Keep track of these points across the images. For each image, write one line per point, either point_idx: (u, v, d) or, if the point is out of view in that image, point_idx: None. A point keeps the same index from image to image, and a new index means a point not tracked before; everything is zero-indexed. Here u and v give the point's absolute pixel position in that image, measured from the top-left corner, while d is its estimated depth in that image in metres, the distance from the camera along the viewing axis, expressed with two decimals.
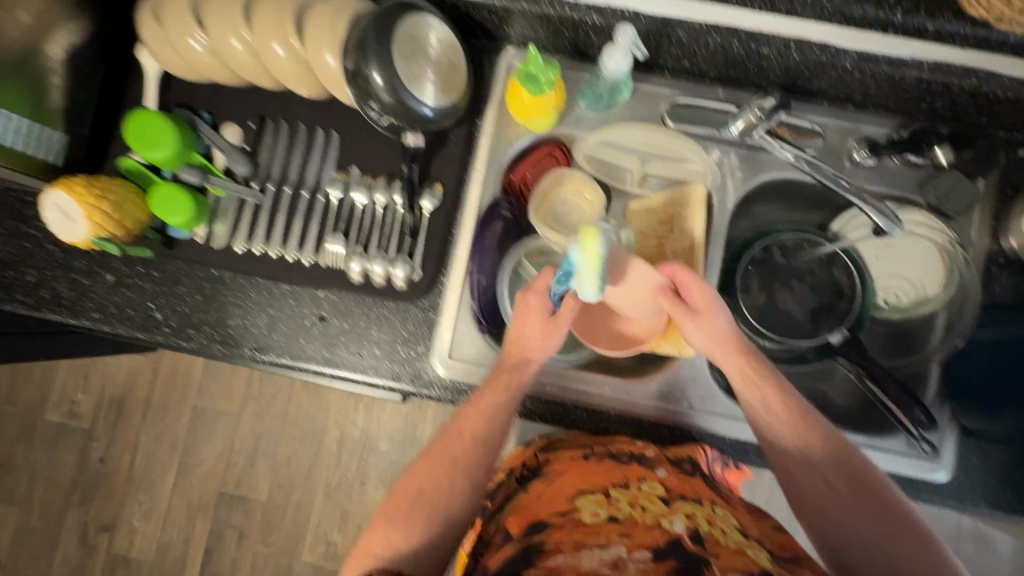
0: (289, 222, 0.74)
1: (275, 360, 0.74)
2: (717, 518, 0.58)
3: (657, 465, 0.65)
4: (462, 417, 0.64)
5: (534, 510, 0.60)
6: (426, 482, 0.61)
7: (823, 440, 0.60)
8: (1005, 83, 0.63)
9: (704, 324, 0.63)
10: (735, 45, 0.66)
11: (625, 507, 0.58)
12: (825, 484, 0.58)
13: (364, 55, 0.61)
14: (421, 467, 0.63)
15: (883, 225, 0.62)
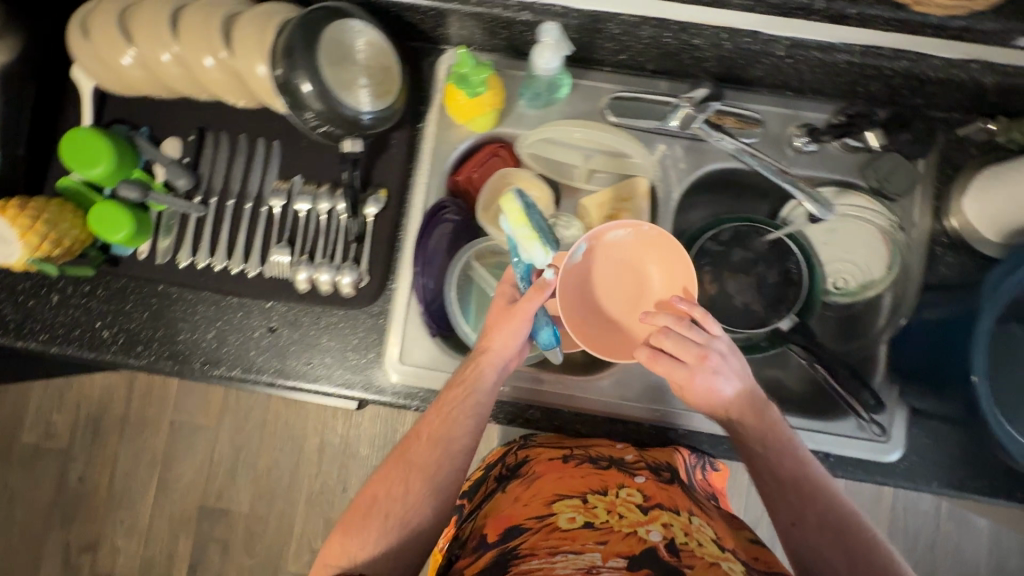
0: (234, 234, 0.74)
1: (227, 374, 0.74)
2: (693, 529, 0.59)
3: (637, 472, 0.67)
4: (430, 420, 0.63)
5: (513, 513, 0.61)
6: (389, 484, 0.60)
7: (791, 444, 0.60)
8: (935, 64, 0.63)
9: (715, 389, 0.60)
10: (667, 37, 0.66)
11: (601, 514, 0.60)
12: (792, 489, 0.58)
13: (291, 61, 0.60)
14: (387, 471, 0.62)
15: (818, 212, 0.64)
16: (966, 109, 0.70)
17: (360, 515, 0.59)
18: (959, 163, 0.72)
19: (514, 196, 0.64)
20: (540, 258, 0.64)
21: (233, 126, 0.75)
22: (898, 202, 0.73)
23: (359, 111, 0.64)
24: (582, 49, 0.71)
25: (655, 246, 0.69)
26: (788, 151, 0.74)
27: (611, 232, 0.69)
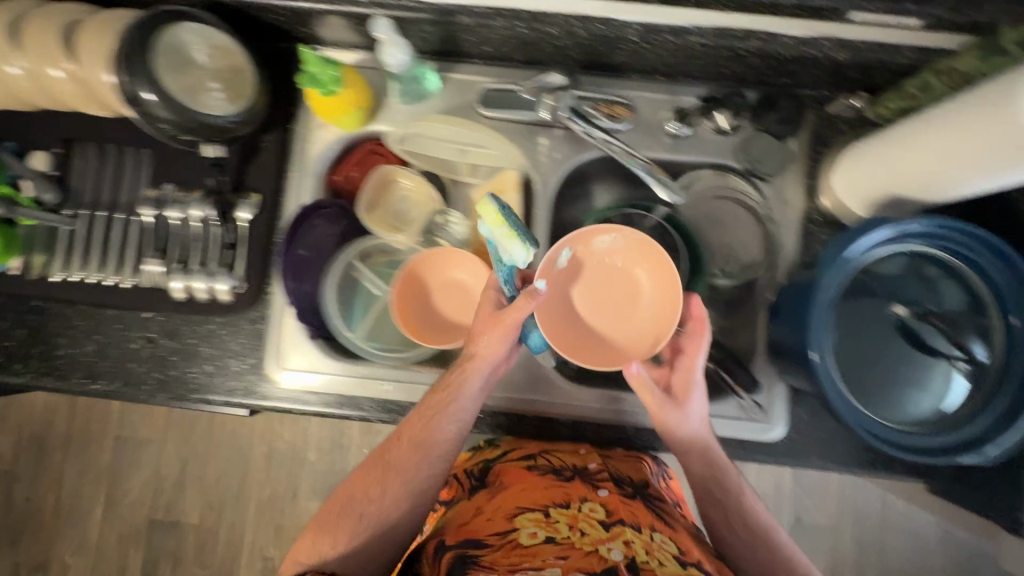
0: (107, 245, 0.73)
1: (107, 388, 0.73)
2: (654, 547, 0.57)
3: (600, 485, 0.66)
4: (406, 427, 0.64)
5: (474, 526, 0.61)
6: (364, 485, 0.64)
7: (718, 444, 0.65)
8: (786, 42, 0.63)
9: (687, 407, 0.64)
10: (520, 26, 0.65)
11: (563, 530, 0.59)
12: (716, 484, 0.63)
13: (128, 68, 0.59)
14: (365, 471, 0.65)
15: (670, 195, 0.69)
16: (832, 85, 0.70)
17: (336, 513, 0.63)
18: (830, 140, 0.72)
19: (491, 199, 0.61)
20: (521, 257, 0.61)
21: (101, 136, 0.73)
22: (771, 181, 0.73)
23: (223, 115, 0.64)
24: (445, 42, 0.71)
25: (647, 255, 0.68)
26: (664, 136, 0.74)
27: (598, 237, 0.68)
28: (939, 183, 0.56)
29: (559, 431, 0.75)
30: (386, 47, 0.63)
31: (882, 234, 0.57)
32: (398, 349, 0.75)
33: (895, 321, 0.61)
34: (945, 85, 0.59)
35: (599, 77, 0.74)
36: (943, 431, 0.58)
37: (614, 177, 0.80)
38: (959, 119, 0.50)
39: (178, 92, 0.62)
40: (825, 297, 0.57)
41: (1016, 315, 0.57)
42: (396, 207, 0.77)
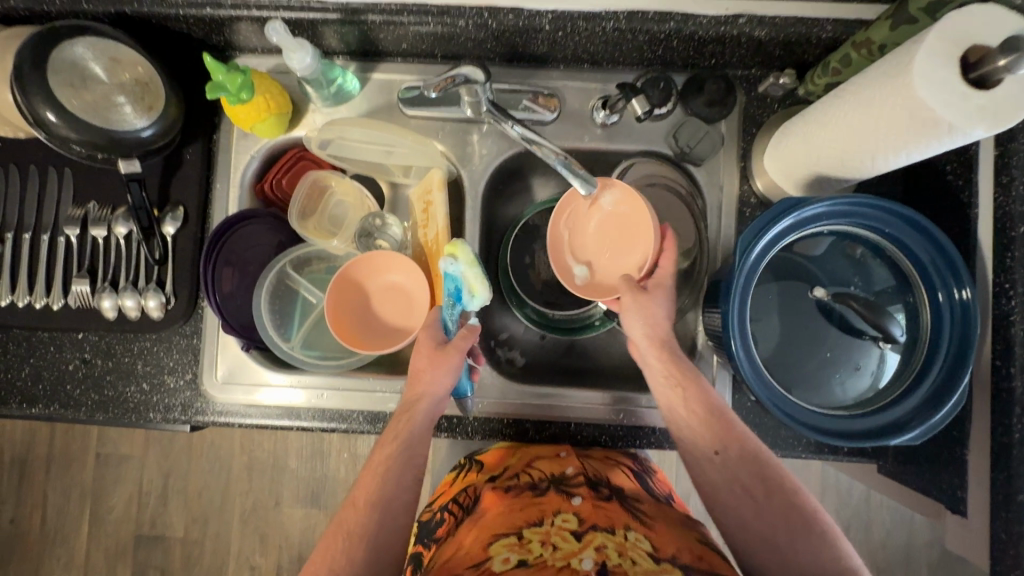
0: (35, 267, 0.72)
1: (45, 411, 0.72)
2: (628, 547, 0.55)
3: (574, 492, 0.64)
4: (365, 483, 0.60)
5: (451, 563, 0.56)
6: (328, 565, 0.55)
7: (743, 443, 0.57)
8: (701, 23, 0.61)
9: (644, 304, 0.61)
10: (431, 22, 0.63)
11: (536, 549, 0.56)
12: (745, 492, 0.56)
13: (24, 84, 0.58)
14: (329, 542, 0.57)
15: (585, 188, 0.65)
16: (759, 64, 0.69)
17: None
18: (761, 121, 0.71)
19: (468, 245, 0.64)
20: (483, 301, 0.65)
21: (24, 158, 0.72)
22: (703, 167, 0.71)
23: (134, 128, 0.63)
24: (363, 43, 0.69)
25: (631, 211, 0.65)
26: (595, 127, 0.72)
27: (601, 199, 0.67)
28: (847, 164, 0.55)
29: (500, 430, 0.74)
30: (291, 50, 0.61)
31: (784, 224, 0.56)
32: (337, 357, 0.73)
33: (818, 304, 0.60)
34: (863, 58, 0.57)
35: (525, 69, 0.72)
36: (870, 413, 0.56)
37: (549, 170, 0.79)
38: (866, 98, 0.49)
39: (80, 110, 0.61)
40: (743, 285, 0.55)
41: (942, 291, 0.56)
42: (331, 212, 0.76)
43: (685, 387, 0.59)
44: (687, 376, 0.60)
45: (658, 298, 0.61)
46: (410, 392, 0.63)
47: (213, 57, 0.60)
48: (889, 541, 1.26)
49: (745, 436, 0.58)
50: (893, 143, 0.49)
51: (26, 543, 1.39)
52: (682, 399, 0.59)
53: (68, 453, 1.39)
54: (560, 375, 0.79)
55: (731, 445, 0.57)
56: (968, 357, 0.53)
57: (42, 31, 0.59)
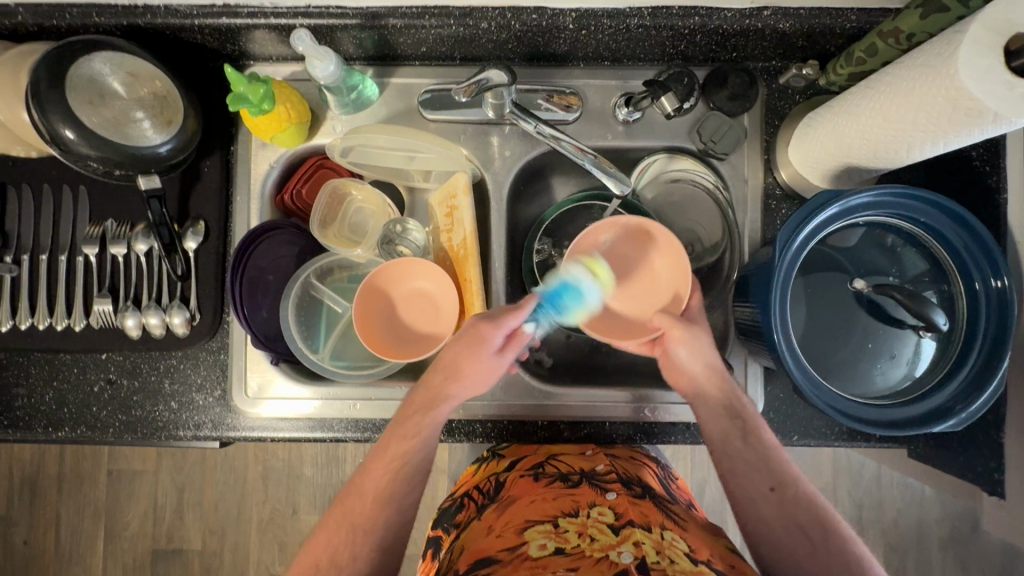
0: (53, 288, 0.70)
1: (71, 434, 0.70)
2: (665, 545, 0.55)
3: (607, 487, 0.64)
4: (372, 473, 0.61)
5: (485, 547, 0.58)
6: (333, 548, 0.59)
7: (797, 487, 0.59)
8: (726, 16, 0.61)
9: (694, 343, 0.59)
10: (453, 24, 0.62)
11: (573, 539, 0.57)
12: (798, 531, 0.57)
13: (41, 103, 0.56)
14: (336, 524, 0.60)
15: (619, 188, 0.65)
16: (780, 56, 0.69)
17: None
18: (783, 113, 0.71)
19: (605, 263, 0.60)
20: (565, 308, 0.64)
21: (36, 177, 0.71)
22: (727, 160, 0.71)
23: (154, 144, 0.62)
24: (381, 48, 0.68)
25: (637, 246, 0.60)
26: (617, 124, 0.72)
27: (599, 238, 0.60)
28: (882, 155, 0.55)
29: (531, 434, 0.74)
30: (314, 59, 0.60)
31: (828, 213, 0.56)
32: (367, 367, 0.72)
33: (856, 295, 0.60)
34: (890, 48, 0.57)
35: (544, 68, 0.72)
36: (910, 401, 0.57)
37: (569, 169, 0.79)
38: (906, 87, 0.49)
39: (99, 127, 0.59)
40: (783, 279, 0.55)
41: (978, 280, 0.57)
42: (351, 219, 0.75)
43: (747, 418, 0.61)
44: (747, 414, 0.61)
45: (700, 333, 0.59)
46: (436, 386, 0.63)
47: (235, 68, 0.59)
48: (902, 520, 1.28)
49: (798, 480, 0.60)
50: (933, 134, 0.49)
51: (40, 563, 1.37)
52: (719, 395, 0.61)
53: (80, 472, 1.36)
54: (589, 374, 0.79)
55: (786, 483, 0.59)
56: (1007, 342, 0.54)
57: (55, 47, 0.58)
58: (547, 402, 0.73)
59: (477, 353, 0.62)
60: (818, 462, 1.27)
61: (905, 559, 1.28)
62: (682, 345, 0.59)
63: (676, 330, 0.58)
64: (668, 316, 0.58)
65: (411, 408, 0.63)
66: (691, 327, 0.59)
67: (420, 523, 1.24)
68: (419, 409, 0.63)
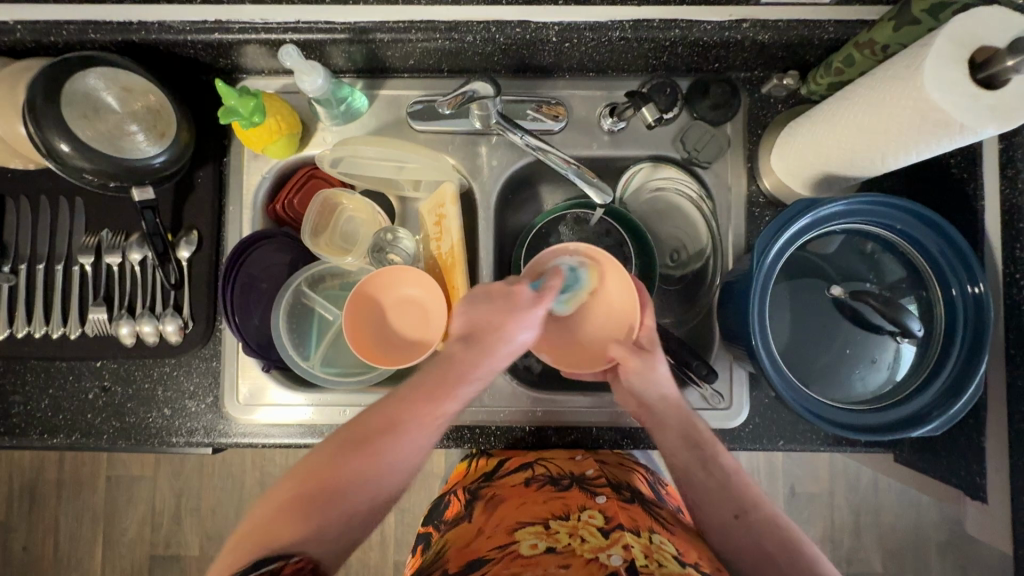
0: (50, 296, 0.72)
1: (67, 441, 0.71)
2: (654, 549, 0.55)
3: (598, 491, 0.65)
4: (397, 418, 0.56)
5: (473, 546, 0.59)
6: (323, 479, 0.54)
7: (762, 513, 0.57)
8: (706, 28, 0.62)
9: (648, 371, 0.61)
10: (439, 38, 0.64)
11: (564, 538, 0.57)
12: (762, 554, 0.54)
13: (37, 117, 0.58)
14: (333, 455, 0.55)
15: (601, 198, 0.67)
16: (762, 66, 0.70)
17: (267, 528, 0.51)
18: (766, 121, 0.72)
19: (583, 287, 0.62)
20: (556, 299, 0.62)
21: (34, 188, 0.72)
22: (710, 169, 0.72)
23: (149, 157, 0.64)
24: (370, 61, 0.70)
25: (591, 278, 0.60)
26: (602, 134, 0.73)
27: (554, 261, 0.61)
28: (857, 164, 0.56)
29: (521, 439, 0.74)
30: (302, 73, 0.62)
31: (802, 223, 0.57)
32: (358, 373, 0.73)
33: (836, 302, 0.61)
34: (866, 58, 0.58)
35: (531, 79, 0.73)
36: (890, 406, 0.58)
37: (557, 178, 0.80)
38: (876, 98, 0.50)
39: (94, 140, 0.61)
40: (762, 286, 0.57)
41: (955, 287, 0.58)
42: (342, 229, 0.76)
43: (704, 448, 0.62)
44: (705, 443, 0.62)
45: (654, 361, 0.61)
46: (495, 333, 0.58)
47: (225, 82, 0.60)
48: (899, 524, 1.27)
49: (763, 507, 0.58)
50: (905, 143, 0.50)
51: (39, 569, 1.37)
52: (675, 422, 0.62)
53: (80, 477, 1.37)
54: (578, 380, 0.79)
55: (749, 508, 0.57)
56: (983, 349, 0.55)
57: (51, 64, 0.59)
58: (536, 408, 0.74)
59: (509, 317, 0.58)
60: (814, 467, 1.27)
61: (903, 564, 1.27)
62: (637, 376, 0.61)
63: (630, 360, 0.60)
64: (623, 346, 0.60)
65: (447, 368, 0.59)
66: (645, 358, 0.60)
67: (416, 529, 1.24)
68: (459, 370, 0.59)
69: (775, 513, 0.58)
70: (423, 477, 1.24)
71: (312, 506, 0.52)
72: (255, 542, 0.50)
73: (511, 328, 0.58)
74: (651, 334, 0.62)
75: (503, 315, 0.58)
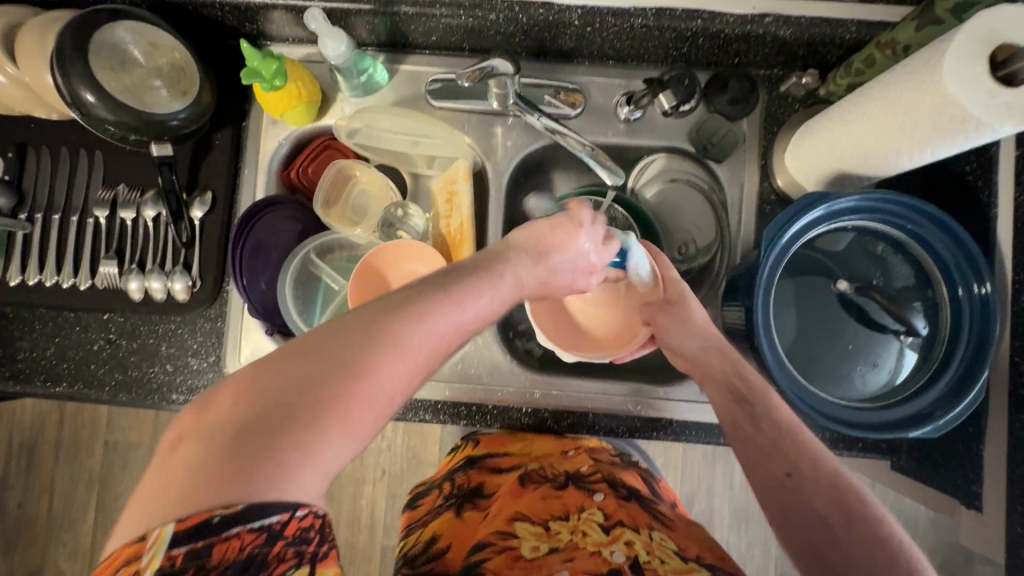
0: (64, 248, 0.73)
1: (68, 389, 0.72)
2: (654, 546, 0.55)
3: (595, 489, 0.65)
4: (433, 304, 0.47)
5: (470, 532, 0.60)
6: (324, 371, 0.41)
7: (818, 471, 0.51)
8: (728, 21, 0.62)
9: (677, 315, 0.61)
10: (463, 15, 0.65)
11: (565, 537, 0.57)
12: (817, 516, 0.49)
13: (65, 65, 0.59)
14: (338, 340, 0.43)
15: (611, 178, 0.68)
16: (782, 64, 0.70)
17: (248, 445, 0.38)
18: (783, 120, 0.72)
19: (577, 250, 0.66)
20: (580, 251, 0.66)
21: (56, 140, 0.74)
22: (723, 164, 0.72)
23: (169, 113, 0.64)
24: (393, 35, 0.71)
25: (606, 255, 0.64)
26: (618, 122, 0.73)
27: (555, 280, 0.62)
28: (872, 161, 0.56)
29: (516, 421, 0.75)
30: (326, 37, 0.63)
31: (814, 214, 0.58)
32: None
33: (839, 299, 0.62)
34: (887, 58, 0.59)
35: (550, 64, 0.74)
36: (890, 406, 0.58)
37: (569, 165, 0.80)
38: (897, 92, 0.50)
39: (119, 92, 0.62)
40: (768, 275, 0.57)
41: (962, 287, 0.58)
42: (355, 201, 0.76)
43: (753, 400, 0.56)
44: (754, 390, 0.56)
45: (686, 309, 0.61)
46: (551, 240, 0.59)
47: (250, 44, 0.62)
48: None
49: (822, 463, 0.52)
50: (921, 139, 0.50)
51: (31, 529, 1.36)
52: (720, 356, 0.59)
53: (77, 440, 1.37)
54: (578, 367, 0.79)
55: (805, 467, 0.51)
56: (988, 351, 0.55)
57: (82, 14, 0.60)
58: (534, 390, 0.73)
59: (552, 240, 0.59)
60: None
61: None
62: (674, 326, 0.61)
63: (657, 316, 0.62)
64: (653, 303, 0.63)
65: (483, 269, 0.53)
66: (672, 310, 0.61)
67: None
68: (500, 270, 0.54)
69: (836, 470, 0.51)
70: (416, 463, 1.24)
71: (315, 416, 0.40)
72: (225, 470, 0.37)
73: (561, 243, 0.60)
74: (680, 285, 0.63)
75: (546, 238, 0.59)
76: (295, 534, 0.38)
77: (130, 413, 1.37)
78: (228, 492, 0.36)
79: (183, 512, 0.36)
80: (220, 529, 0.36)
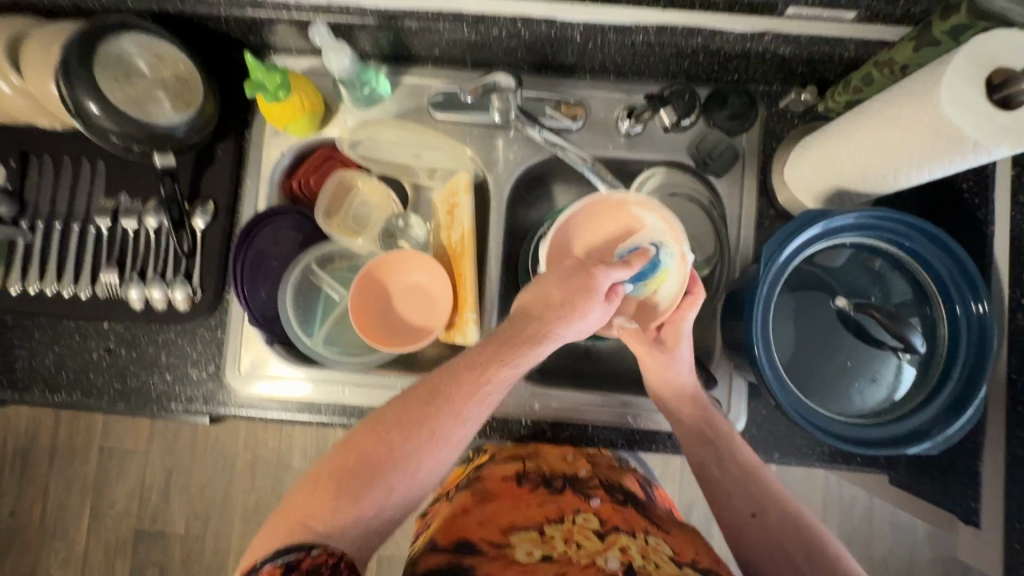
0: (64, 256, 0.73)
1: (67, 399, 0.72)
2: (650, 550, 0.55)
3: (592, 494, 0.64)
4: (451, 397, 0.53)
5: (464, 528, 0.59)
6: (371, 445, 0.52)
7: (781, 512, 0.55)
8: (728, 39, 0.63)
9: (664, 361, 0.60)
10: (465, 30, 0.65)
11: (559, 545, 0.57)
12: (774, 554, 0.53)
13: (70, 76, 0.59)
14: (382, 422, 0.52)
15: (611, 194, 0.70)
16: (781, 81, 0.71)
17: (313, 494, 0.50)
18: (781, 135, 0.73)
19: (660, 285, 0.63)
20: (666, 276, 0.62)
21: (59, 149, 0.74)
22: (723, 179, 0.73)
23: (171, 125, 0.65)
24: (396, 48, 0.71)
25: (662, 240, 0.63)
26: (618, 136, 0.74)
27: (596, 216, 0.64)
28: (871, 179, 0.57)
29: (515, 431, 0.74)
30: (329, 52, 0.64)
31: (813, 231, 0.58)
32: (361, 353, 0.73)
33: (839, 314, 0.62)
34: (885, 77, 0.59)
35: (552, 77, 0.74)
36: (889, 421, 0.59)
37: (569, 178, 0.80)
38: (892, 112, 0.51)
39: (122, 103, 0.63)
40: (767, 291, 0.57)
41: (959, 304, 0.59)
42: (355, 211, 0.76)
43: (721, 443, 0.59)
44: (723, 436, 0.60)
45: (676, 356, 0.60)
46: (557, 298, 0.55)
47: (254, 56, 0.62)
48: (891, 558, 1.25)
49: (785, 506, 0.56)
50: (920, 158, 0.51)
51: (24, 535, 1.35)
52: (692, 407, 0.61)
53: (72, 446, 1.36)
54: (577, 379, 0.79)
55: (771, 509, 0.55)
56: (985, 369, 0.56)
57: (87, 25, 0.61)
58: (534, 402, 0.74)
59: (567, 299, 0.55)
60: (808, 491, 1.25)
61: None
62: (655, 370, 0.61)
63: (643, 352, 0.61)
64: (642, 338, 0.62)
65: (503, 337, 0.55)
66: (663, 354, 0.61)
67: (402, 523, 1.23)
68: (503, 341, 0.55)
69: (799, 513, 0.56)
70: None
71: (356, 483, 0.50)
72: (292, 518, 0.49)
73: (576, 307, 0.55)
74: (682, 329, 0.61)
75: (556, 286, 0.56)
76: (310, 569, 0.45)
77: (126, 420, 1.36)
78: (288, 538, 0.47)
79: (252, 556, 0.47)
80: (259, 569, 0.45)
